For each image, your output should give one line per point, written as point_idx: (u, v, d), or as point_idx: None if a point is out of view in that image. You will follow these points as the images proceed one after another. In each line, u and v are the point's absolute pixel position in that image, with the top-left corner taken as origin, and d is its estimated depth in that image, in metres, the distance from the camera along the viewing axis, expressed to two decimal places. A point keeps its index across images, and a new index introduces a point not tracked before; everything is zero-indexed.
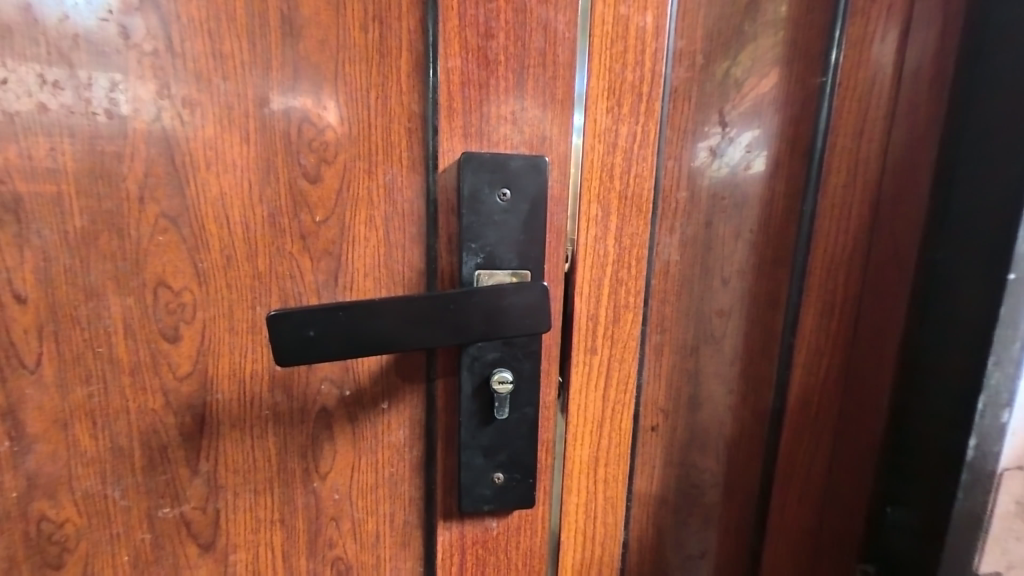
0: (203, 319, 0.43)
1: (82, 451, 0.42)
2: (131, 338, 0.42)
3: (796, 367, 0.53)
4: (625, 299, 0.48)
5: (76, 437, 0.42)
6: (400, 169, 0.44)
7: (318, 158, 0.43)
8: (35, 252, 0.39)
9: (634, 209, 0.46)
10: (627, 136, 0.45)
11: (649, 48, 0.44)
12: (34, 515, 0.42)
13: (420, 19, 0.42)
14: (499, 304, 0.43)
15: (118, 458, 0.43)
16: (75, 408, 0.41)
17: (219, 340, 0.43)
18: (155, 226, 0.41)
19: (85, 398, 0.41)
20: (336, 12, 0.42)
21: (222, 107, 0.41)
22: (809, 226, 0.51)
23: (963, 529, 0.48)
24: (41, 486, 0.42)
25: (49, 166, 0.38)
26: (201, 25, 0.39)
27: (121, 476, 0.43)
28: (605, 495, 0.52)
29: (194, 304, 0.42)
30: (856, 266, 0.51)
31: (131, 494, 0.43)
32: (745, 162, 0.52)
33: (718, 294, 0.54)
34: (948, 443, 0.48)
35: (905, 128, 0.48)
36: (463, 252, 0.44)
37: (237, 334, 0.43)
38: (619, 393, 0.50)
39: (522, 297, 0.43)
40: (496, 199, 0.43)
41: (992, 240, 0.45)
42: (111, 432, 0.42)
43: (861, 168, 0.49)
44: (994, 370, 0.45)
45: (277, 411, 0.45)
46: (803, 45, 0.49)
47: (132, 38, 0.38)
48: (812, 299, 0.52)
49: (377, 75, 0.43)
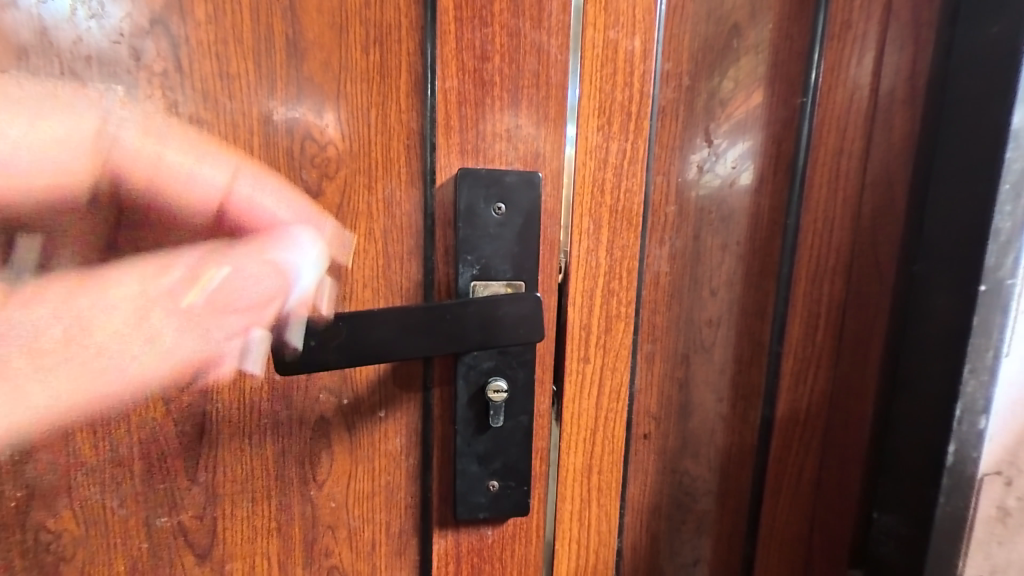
0: None
1: (83, 460, 0.43)
2: None
3: (784, 375, 0.55)
4: (617, 308, 0.49)
5: (77, 446, 0.42)
6: (399, 184, 0.46)
7: (320, 173, 0.44)
8: (42, 264, 0.40)
9: (625, 222, 0.48)
10: (617, 153, 0.47)
11: (637, 70, 0.46)
12: (32, 524, 0.42)
13: (418, 42, 0.44)
14: (494, 311, 0.44)
15: (117, 467, 0.43)
16: (76, 416, 0.42)
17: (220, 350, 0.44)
18: (160, 239, 0.42)
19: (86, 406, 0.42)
20: (338, 35, 0.44)
21: (229, 125, 0.42)
22: (794, 238, 0.53)
23: (946, 532, 0.49)
24: (39, 495, 0.42)
25: (59, 180, 0.40)
26: (210, 47, 0.41)
27: (120, 484, 0.43)
28: (599, 503, 0.53)
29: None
30: (840, 277, 0.53)
31: (129, 503, 0.44)
32: (731, 176, 0.54)
33: (707, 304, 0.56)
34: (930, 448, 0.49)
35: (882, 145, 0.50)
36: (459, 264, 0.45)
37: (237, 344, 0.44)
38: (610, 402, 0.51)
39: (516, 307, 0.44)
40: (491, 212, 0.45)
41: (965, 254, 0.47)
42: (112, 441, 0.43)
43: (842, 182, 0.51)
44: (969, 377, 0.47)
45: (276, 419, 0.46)
46: (784, 66, 0.52)
47: (143, 59, 0.40)
48: (798, 309, 0.54)
49: (378, 95, 0.45)
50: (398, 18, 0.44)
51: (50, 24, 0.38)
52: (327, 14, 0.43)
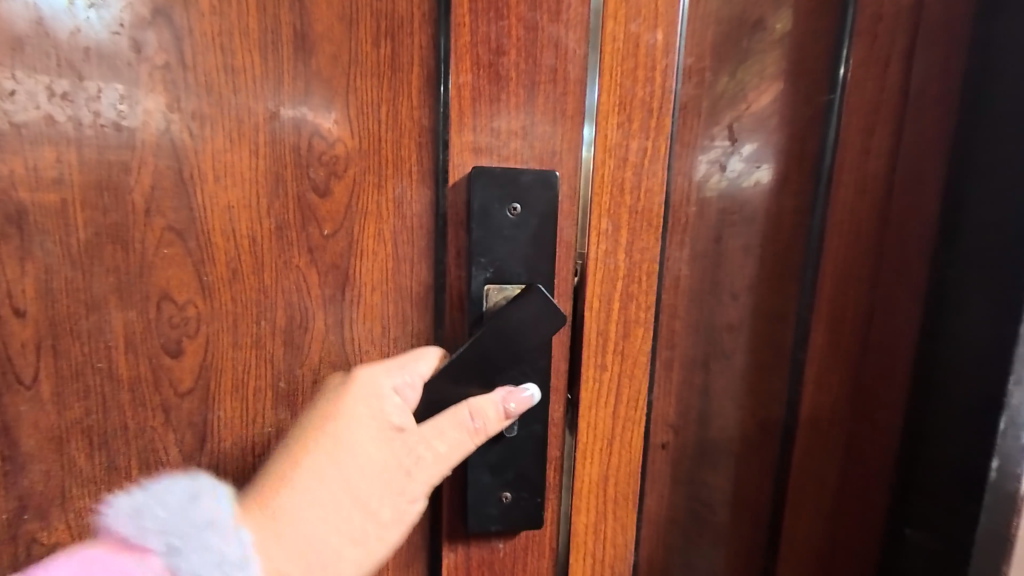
0: (207, 333, 0.42)
1: (77, 469, 0.40)
2: (131, 352, 0.41)
3: (807, 383, 0.53)
4: (635, 314, 0.47)
5: (72, 455, 0.40)
6: (410, 183, 0.44)
7: (329, 171, 0.43)
8: (37, 266, 0.38)
9: (645, 223, 0.46)
10: (637, 151, 0.45)
11: (659, 64, 0.45)
12: (24, 537, 0.40)
13: (431, 36, 0.43)
14: (506, 334, 0.41)
15: (114, 477, 0.41)
16: (72, 424, 0.40)
17: (223, 355, 0.42)
18: (160, 239, 0.40)
19: (81, 415, 0.40)
20: (349, 29, 0.42)
21: (234, 121, 0.41)
22: (818, 241, 0.50)
23: (988, 551, 0.45)
24: (33, 506, 0.40)
25: (56, 177, 0.38)
26: (214, 39, 0.39)
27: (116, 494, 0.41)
28: (615, 516, 0.50)
29: (199, 318, 0.42)
30: (865, 281, 0.51)
31: None
32: (747, 174, 0.52)
33: (728, 309, 0.54)
34: (965, 462, 0.45)
35: (911, 143, 0.48)
36: (473, 267, 0.43)
37: (241, 349, 0.43)
38: (627, 409, 0.49)
39: (524, 310, 0.42)
40: (506, 213, 0.43)
41: (1009, 256, 0.42)
42: (109, 450, 0.41)
43: (868, 183, 0.50)
44: (1014, 388, 0.42)
45: (279, 428, 0.44)
46: (808, 61, 0.50)
47: (144, 52, 0.38)
48: (822, 313, 0.52)
49: (389, 91, 0.43)
50: (411, 10, 0.43)
51: (47, 14, 0.36)
52: (337, 6, 0.41)
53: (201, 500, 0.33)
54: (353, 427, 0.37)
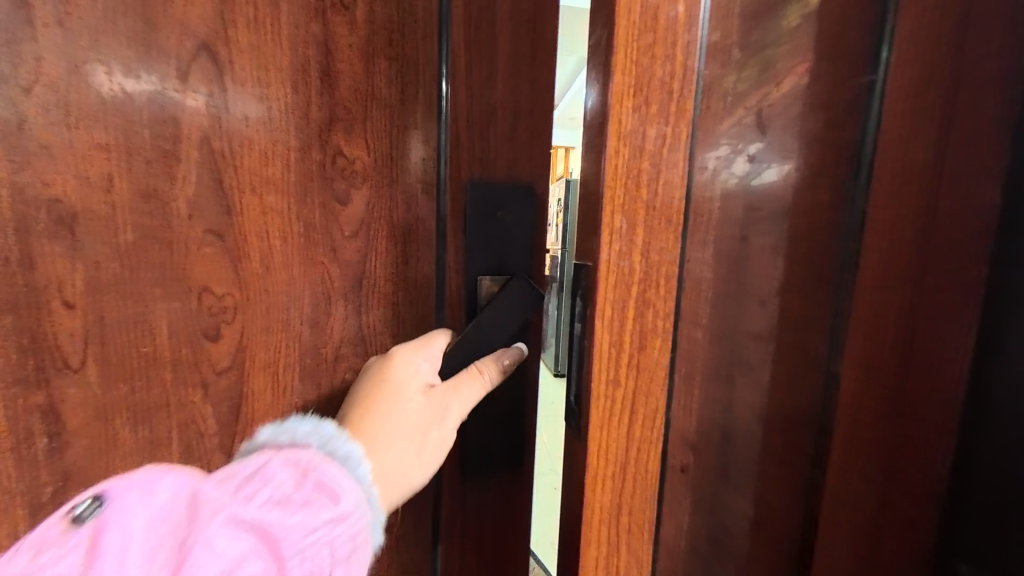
0: (240, 323, 0.47)
1: (121, 445, 0.44)
2: (173, 339, 0.45)
3: (841, 401, 0.47)
4: (652, 322, 0.45)
5: (116, 431, 0.44)
6: (416, 194, 0.50)
7: (348, 181, 0.49)
8: (86, 261, 0.41)
9: (663, 219, 0.44)
10: (654, 138, 0.43)
11: (680, 39, 0.42)
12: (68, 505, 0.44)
13: (435, 77, 0.48)
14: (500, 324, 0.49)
15: (152, 450, 0.45)
16: (114, 400, 0.43)
17: (253, 339, 0.48)
18: (200, 240, 0.45)
19: (126, 393, 0.44)
20: (367, 49, 0.48)
21: (268, 139, 0.46)
22: (856, 243, 0.46)
23: None
24: (75, 479, 0.43)
25: (104, 183, 0.41)
26: (252, 69, 0.45)
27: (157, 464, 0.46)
28: (629, 547, 0.48)
29: (235, 306, 0.47)
30: (908, 288, 0.43)
31: None
32: (756, 171, 0.50)
33: (753, 315, 0.51)
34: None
35: (971, 122, 0.40)
36: (468, 261, 0.48)
37: (271, 333, 0.49)
38: (644, 428, 0.46)
39: (517, 296, 0.48)
40: (497, 219, 0.49)
41: None
42: (149, 424, 0.45)
43: (914, 175, 0.43)
44: None
45: (306, 400, 0.51)
46: (842, 38, 0.46)
47: (190, 77, 0.42)
48: (857, 322, 0.46)
49: (399, 105, 0.49)
50: (418, 35, 0.48)
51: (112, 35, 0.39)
52: (358, 33, 0.47)
53: (325, 459, 0.39)
54: (399, 393, 0.45)
